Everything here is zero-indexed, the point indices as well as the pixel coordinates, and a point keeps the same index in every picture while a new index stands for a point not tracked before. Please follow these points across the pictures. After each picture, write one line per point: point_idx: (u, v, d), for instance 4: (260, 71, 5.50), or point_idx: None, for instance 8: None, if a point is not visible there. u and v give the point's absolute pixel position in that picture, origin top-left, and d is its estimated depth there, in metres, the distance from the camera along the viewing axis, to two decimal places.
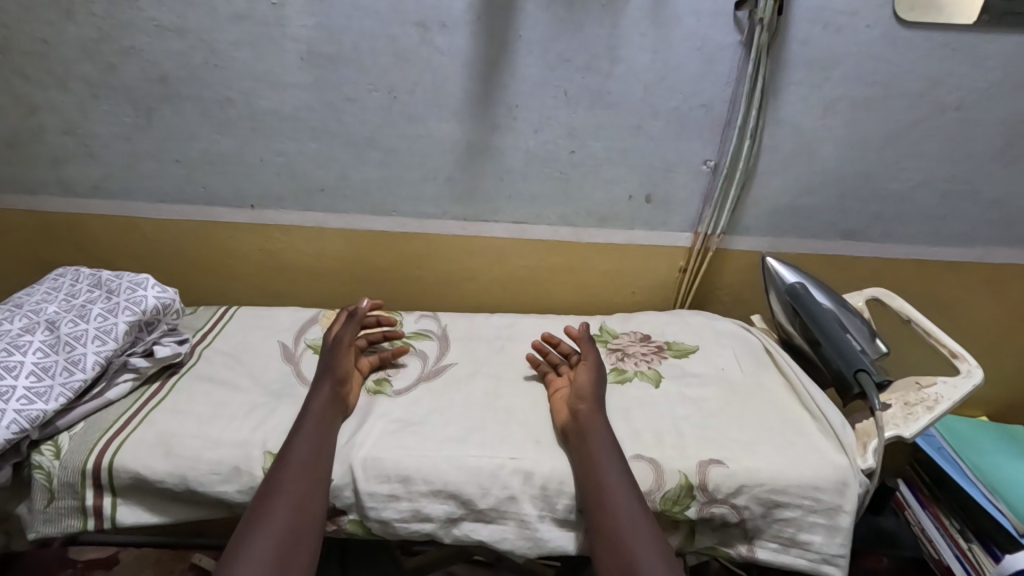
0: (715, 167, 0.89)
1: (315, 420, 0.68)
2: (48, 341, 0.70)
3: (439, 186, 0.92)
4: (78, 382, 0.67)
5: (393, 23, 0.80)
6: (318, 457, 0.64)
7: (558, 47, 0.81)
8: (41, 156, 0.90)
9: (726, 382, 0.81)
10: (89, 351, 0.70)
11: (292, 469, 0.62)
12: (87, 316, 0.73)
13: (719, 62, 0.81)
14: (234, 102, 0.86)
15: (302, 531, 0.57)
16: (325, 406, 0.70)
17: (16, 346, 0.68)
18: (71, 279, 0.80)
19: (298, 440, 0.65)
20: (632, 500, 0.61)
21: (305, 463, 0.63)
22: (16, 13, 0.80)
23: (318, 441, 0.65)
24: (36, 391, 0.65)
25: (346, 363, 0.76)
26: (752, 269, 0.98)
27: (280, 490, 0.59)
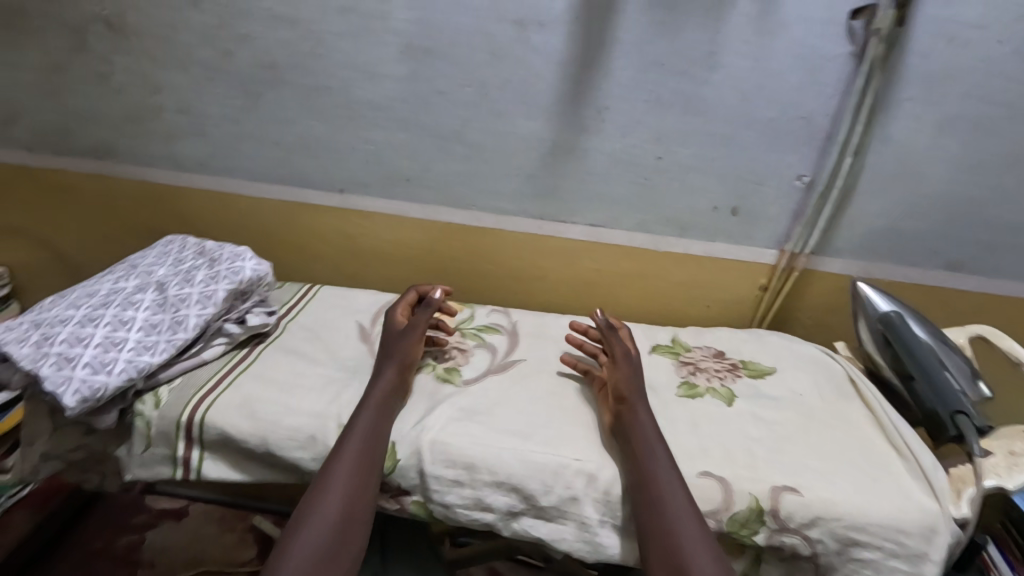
0: (810, 184, 0.85)
1: (373, 410, 0.68)
2: (157, 301, 0.76)
3: (519, 184, 0.93)
4: (180, 340, 0.73)
5: (491, 20, 0.82)
6: (372, 449, 0.64)
7: (655, 50, 0.79)
8: (157, 131, 0.98)
9: (804, 408, 0.77)
10: (192, 313, 0.75)
11: (346, 461, 0.63)
12: (192, 281, 0.79)
13: (826, 73, 0.77)
14: (332, 91, 0.90)
15: (350, 523, 0.59)
16: (384, 393, 0.71)
17: (131, 302, 0.75)
18: (179, 245, 0.87)
19: (354, 429, 0.65)
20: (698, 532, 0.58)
21: (359, 453, 0.64)
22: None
23: (371, 432, 0.66)
24: (144, 344, 0.71)
25: (411, 352, 0.77)
26: (840, 293, 0.93)
27: (331, 482, 0.61)
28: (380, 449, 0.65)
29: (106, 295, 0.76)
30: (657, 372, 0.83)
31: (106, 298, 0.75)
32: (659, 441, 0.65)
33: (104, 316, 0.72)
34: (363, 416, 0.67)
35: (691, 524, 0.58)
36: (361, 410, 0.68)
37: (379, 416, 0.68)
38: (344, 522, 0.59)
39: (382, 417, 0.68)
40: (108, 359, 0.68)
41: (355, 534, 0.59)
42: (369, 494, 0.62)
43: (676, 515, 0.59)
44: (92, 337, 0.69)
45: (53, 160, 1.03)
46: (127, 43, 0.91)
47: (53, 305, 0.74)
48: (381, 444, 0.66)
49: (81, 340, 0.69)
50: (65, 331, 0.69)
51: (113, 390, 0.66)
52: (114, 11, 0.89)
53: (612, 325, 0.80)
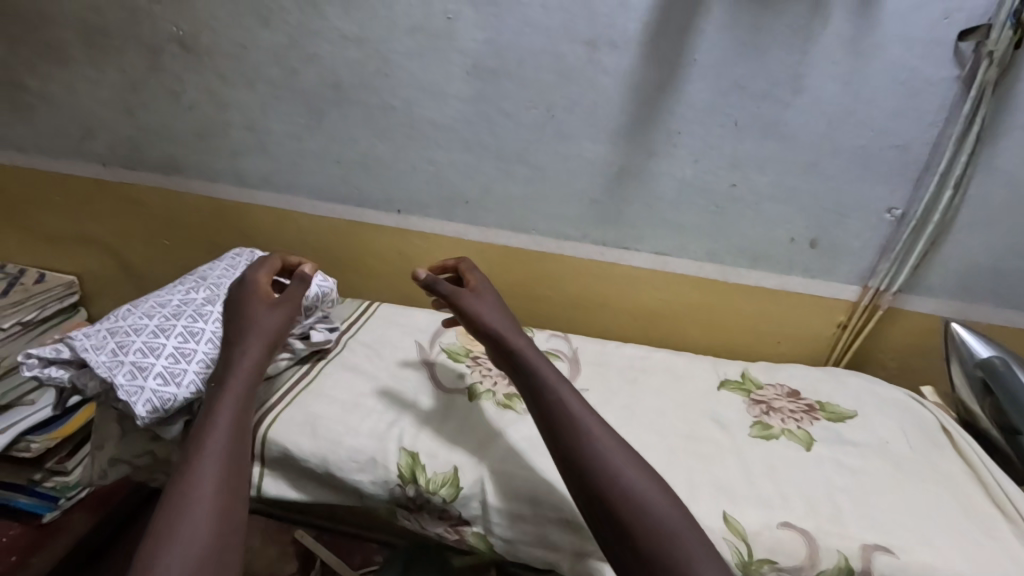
0: (901, 217, 0.80)
1: (234, 399, 0.59)
2: (225, 313, 0.76)
3: (583, 208, 0.91)
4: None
5: (562, 41, 0.80)
6: (238, 437, 0.56)
7: (734, 73, 0.76)
8: (225, 148, 1.00)
9: (892, 458, 0.71)
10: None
11: (213, 456, 0.53)
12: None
13: (924, 99, 0.73)
14: (397, 111, 0.90)
15: (235, 517, 0.51)
16: (241, 377, 0.61)
17: (199, 314, 0.75)
18: (246, 259, 0.88)
19: (218, 424, 0.56)
20: (650, 485, 0.54)
21: (225, 446, 0.55)
22: (223, 19, 0.89)
23: (236, 421, 0.58)
24: (212, 357, 0.71)
25: (282, 318, 0.67)
26: (927, 334, 0.87)
27: (202, 483, 0.51)
28: (246, 428, 0.58)
29: (177, 304, 0.77)
30: (727, 409, 0.79)
31: (177, 307, 0.76)
32: (568, 387, 0.61)
33: (174, 326, 0.73)
34: (223, 408, 0.58)
35: (642, 480, 0.54)
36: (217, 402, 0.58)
37: (238, 403, 0.59)
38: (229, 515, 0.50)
39: (245, 403, 0.60)
40: (177, 370, 0.69)
41: (237, 529, 0.50)
42: (245, 485, 0.54)
43: (619, 471, 0.54)
44: (163, 347, 0.70)
45: (125, 174, 1.06)
46: (200, 62, 0.93)
47: (127, 311, 0.75)
48: (245, 436, 0.58)
49: (153, 349, 0.70)
50: (138, 340, 0.71)
51: (181, 401, 0.67)
52: (189, 31, 0.91)
53: (455, 290, 0.71)
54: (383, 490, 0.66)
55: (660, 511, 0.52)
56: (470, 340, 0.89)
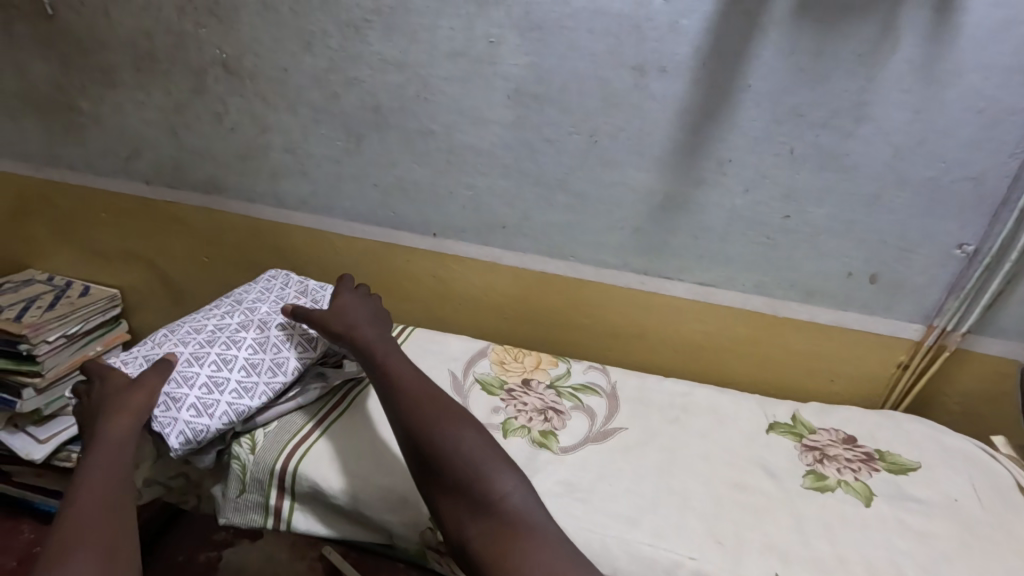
0: (972, 254, 0.74)
1: (102, 455, 0.60)
2: (258, 339, 0.76)
3: (625, 237, 0.87)
4: (277, 384, 0.72)
5: (608, 65, 0.77)
6: (116, 483, 0.58)
7: (792, 100, 0.72)
8: (264, 169, 1.00)
9: (963, 520, 0.66)
10: (292, 357, 0.75)
11: (89, 508, 0.55)
12: (293, 323, 0.79)
13: (1006, 129, 0.67)
14: (436, 135, 0.89)
15: (119, 545, 0.54)
16: (116, 442, 0.62)
17: (233, 341, 0.74)
18: (282, 282, 0.87)
19: (88, 483, 0.57)
20: (482, 445, 0.60)
21: (102, 497, 0.57)
22: (266, 43, 0.89)
23: (112, 474, 0.59)
24: (245, 387, 0.70)
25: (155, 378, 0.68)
26: (999, 378, 0.80)
27: (76, 535, 0.52)
28: (128, 477, 0.60)
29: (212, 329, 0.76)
30: (777, 457, 0.74)
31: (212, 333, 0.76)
32: (409, 370, 0.68)
33: (208, 353, 0.73)
34: (92, 473, 0.58)
35: (474, 441, 0.60)
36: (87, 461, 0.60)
37: (112, 455, 0.61)
38: (115, 546, 0.53)
39: (120, 453, 0.61)
40: (209, 402, 0.68)
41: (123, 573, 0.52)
42: (128, 532, 0.55)
43: (454, 440, 0.59)
44: (197, 376, 0.70)
45: (168, 193, 1.08)
46: (243, 85, 0.94)
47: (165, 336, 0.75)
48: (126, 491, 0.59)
49: (187, 378, 0.70)
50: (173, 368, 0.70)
51: (213, 432, 0.67)
52: (232, 54, 0.92)
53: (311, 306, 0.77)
54: (414, 533, 0.64)
55: (491, 464, 0.59)
56: (504, 370, 0.86)
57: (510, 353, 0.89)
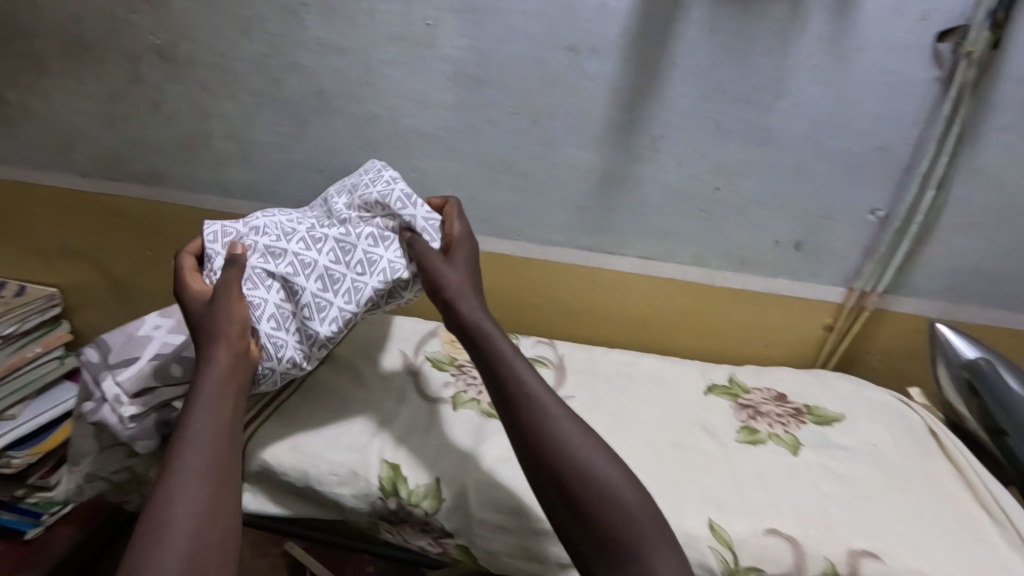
0: (884, 218, 0.80)
1: (205, 406, 0.56)
2: (344, 246, 0.68)
3: (568, 214, 0.90)
4: (350, 312, 0.66)
5: (543, 46, 0.79)
6: (222, 441, 0.54)
7: (716, 77, 0.76)
8: (207, 158, 0.99)
9: (882, 463, 0.71)
10: (371, 283, 0.67)
11: (189, 473, 0.51)
12: (385, 241, 0.69)
13: (907, 99, 0.72)
14: (379, 119, 0.89)
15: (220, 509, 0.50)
16: (220, 380, 0.58)
17: (313, 241, 0.68)
18: (371, 172, 0.73)
19: (190, 441, 0.53)
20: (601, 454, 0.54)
21: (203, 463, 0.52)
22: (202, 29, 0.88)
23: (217, 433, 0.55)
24: (318, 304, 0.65)
25: (238, 286, 0.63)
26: (915, 335, 0.87)
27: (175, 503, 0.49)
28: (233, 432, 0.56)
29: (304, 219, 0.70)
30: (715, 417, 0.78)
31: (302, 225, 0.70)
32: (528, 367, 0.59)
33: (286, 251, 0.67)
34: (197, 429, 0.54)
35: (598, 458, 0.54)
36: (193, 410, 0.56)
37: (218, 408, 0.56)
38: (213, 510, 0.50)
39: (223, 409, 0.57)
40: (280, 308, 0.66)
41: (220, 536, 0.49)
42: (229, 495, 0.52)
43: (570, 448, 0.54)
44: (273, 281, 0.66)
45: (107, 186, 1.05)
46: (180, 72, 0.92)
47: (251, 217, 0.72)
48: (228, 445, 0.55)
49: (261, 277, 0.66)
50: (250, 262, 0.66)
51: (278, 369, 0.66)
52: (167, 40, 0.90)
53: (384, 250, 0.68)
54: (364, 504, 0.65)
55: (609, 480, 0.52)
56: (455, 348, 0.88)
57: None
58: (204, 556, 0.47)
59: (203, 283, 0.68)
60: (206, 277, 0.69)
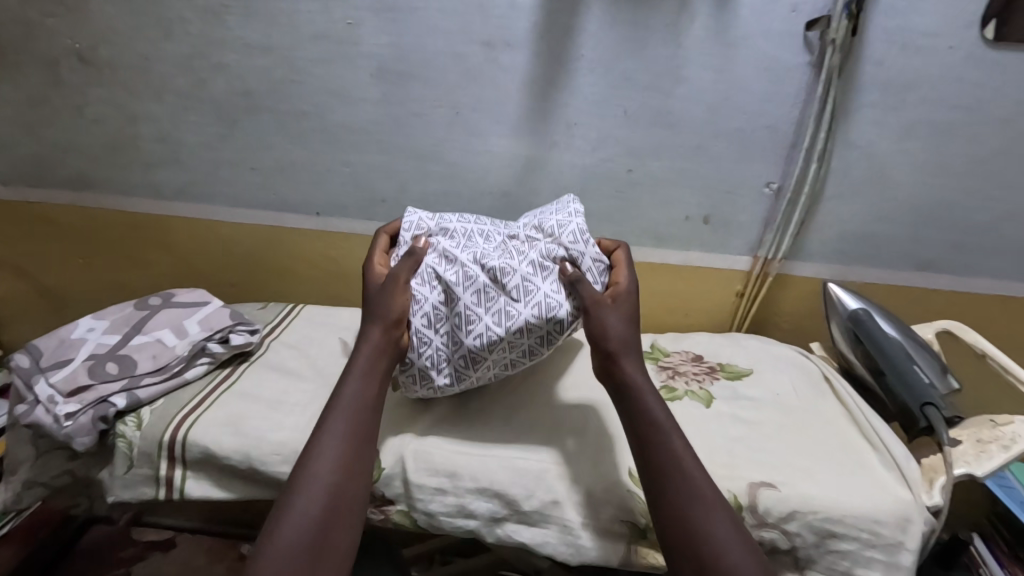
0: (778, 191, 0.89)
1: (358, 379, 0.63)
2: (506, 267, 0.66)
3: (497, 201, 0.95)
4: (497, 332, 0.65)
5: (461, 42, 0.84)
6: (355, 444, 0.60)
7: (620, 66, 0.83)
8: (135, 161, 0.99)
9: (783, 408, 0.79)
10: (524, 313, 0.65)
11: (332, 435, 0.59)
12: (543, 272, 0.67)
13: (787, 82, 0.81)
14: (308, 115, 0.92)
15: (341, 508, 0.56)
16: (366, 362, 0.65)
17: (508, 266, 0.66)
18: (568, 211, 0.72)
19: (339, 405, 0.62)
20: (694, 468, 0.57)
21: (345, 426, 0.60)
22: (123, 32, 0.89)
23: (359, 403, 0.62)
24: (459, 320, 0.65)
25: (406, 276, 0.68)
26: (814, 296, 0.96)
27: (317, 458, 0.58)
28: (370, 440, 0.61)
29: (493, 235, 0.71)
30: None
31: (482, 240, 0.71)
32: (657, 401, 0.62)
33: (457, 258, 0.67)
34: (346, 395, 0.62)
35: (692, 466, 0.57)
36: (348, 376, 0.64)
37: (367, 378, 0.64)
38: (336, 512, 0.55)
39: (368, 382, 0.63)
40: (429, 308, 0.67)
41: (339, 534, 0.55)
42: (352, 497, 0.57)
43: (671, 446, 0.59)
44: (438, 283, 0.67)
45: (32, 193, 1.03)
46: (102, 75, 0.92)
47: (445, 217, 0.74)
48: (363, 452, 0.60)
49: (427, 279, 0.67)
50: (427, 257, 0.69)
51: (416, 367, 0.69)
52: (87, 44, 0.90)
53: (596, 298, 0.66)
54: None
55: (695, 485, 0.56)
56: None
57: None
58: (327, 543, 0.54)
59: (385, 261, 0.74)
60: (389, 259, 0.74)
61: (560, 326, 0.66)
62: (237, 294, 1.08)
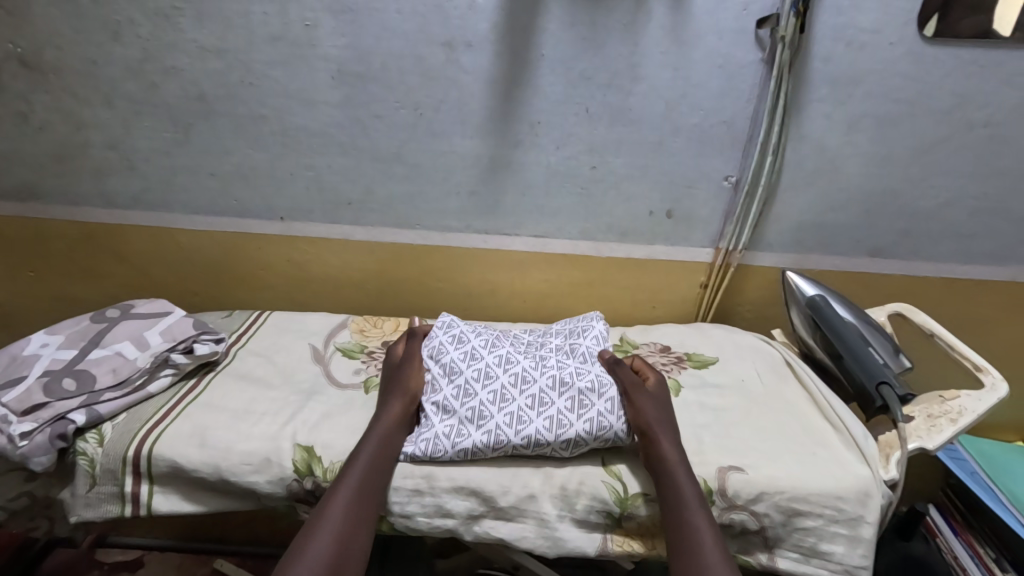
0: (736, 183, 0.91)
1: (376, 442, 0.65)
2: (525, 381, 0.70)
3: (463, 200, 0.95)
4: (503, 433, 0.65)
5: (421, 43, 0.84)
6: (370, 499, 0.61)
7: (580, 65, 0.84)
8: (86, 169, 0.95)
9: (748, 393, 0.81)
10: (535, 423, 0.66)
11: (345, 493, 0.60)
12: (561, 389, 0.70)
13: (741, 79, 0.84)
14: (268, 119, 0.90)
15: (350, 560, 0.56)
16: (389, 425, 0.67)
17: (526, 378, 0.70)
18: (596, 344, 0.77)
19: (356, 463, 0.63)
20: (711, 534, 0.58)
21: (358, 486, 0.61)
22: (67, 35, 0.86)
23: (374, 464, 0.63)
24: (473, 412, 0.67)
25: (420, 351, 0.77)
26: (773, 285, 1.00)
27: (328, 514, 0.58)
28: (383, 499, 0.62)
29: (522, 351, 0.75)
30: None
31: (513, 352, 0.74)
32: (688, 478, 0.62)
33: (483, 357, 0.72)
34: (363, 456, 0.63)
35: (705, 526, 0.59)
36: (366, 438, 0.66)
37: (383, 442, 0.65)
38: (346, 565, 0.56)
39: (384, 447, 0.65)
40: (442, 398, 0.69)
41: None
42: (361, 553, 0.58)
43: (685, 507, 0.60)
44: (456, 375, 0.71)
45: None
46: (47, 81, 0.89)
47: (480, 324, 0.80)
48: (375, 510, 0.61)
49: (448, 372, 0.71)
50: (451, 352, 0.74)
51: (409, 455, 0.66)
52: (29, 48, 0.87)
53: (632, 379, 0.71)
54: (280, 488, 0.67)
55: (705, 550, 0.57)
56: (364, 337, 0.91)
57: (370, 322, 0.94)
58: None
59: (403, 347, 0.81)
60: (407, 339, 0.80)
61: (563, 447, 0.66)
62: (200, 303, 1.06)
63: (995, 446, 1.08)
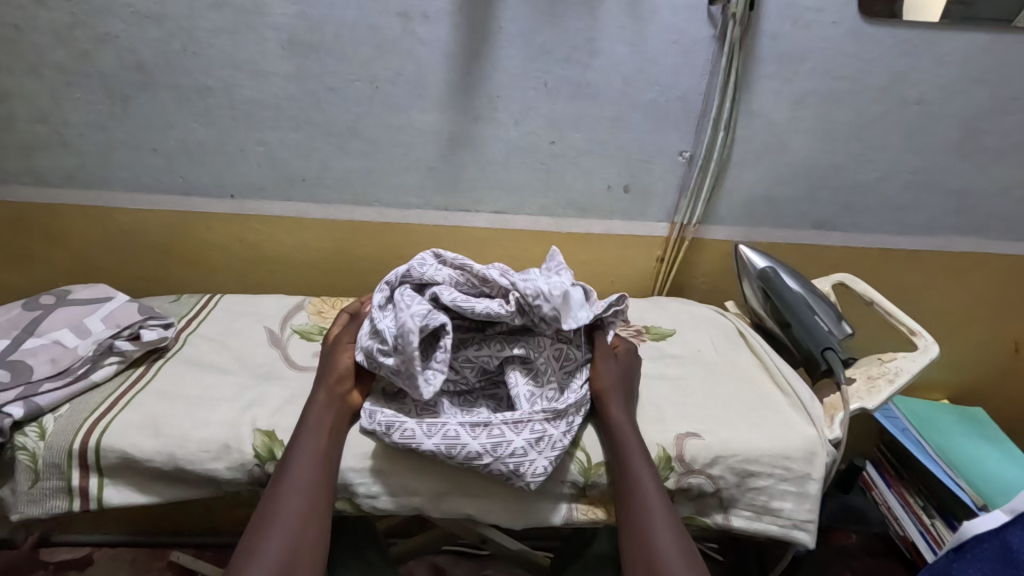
0: (690, 158, 0.93)
1: (313, 432, 0.63)
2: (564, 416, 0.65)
3: (421, 176, 0.93)
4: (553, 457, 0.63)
5: (375, 12, 0.81)
6: (310, 489, 0.59)
7: (540, 39, 0.84)
8: (11, 144, 0.88)
9: (703, 363, 0.84)
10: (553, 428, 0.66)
11: (291, 489, 0.58)
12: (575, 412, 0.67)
13: (696, 55, 0.86)
14: (213, 91, 0.85)
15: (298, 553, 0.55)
16: (321, 416, 0.65)
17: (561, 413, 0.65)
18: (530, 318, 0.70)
19: (295, 459, 0.61)
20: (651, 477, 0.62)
21: (304, 480, 0.59)
22: None
23: (315, 455, 0.61)
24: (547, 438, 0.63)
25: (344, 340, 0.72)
26: (725, 257, 1.03)
27: (276, 509, 0.57)
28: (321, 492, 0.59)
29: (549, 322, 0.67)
30: None
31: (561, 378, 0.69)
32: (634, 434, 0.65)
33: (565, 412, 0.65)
34: (302, 447, 0.62)
35: (654, 497, 0.60)
36: (301, 429, 0.64)
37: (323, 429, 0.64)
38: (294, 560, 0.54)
39: (323, 438, 0.63)
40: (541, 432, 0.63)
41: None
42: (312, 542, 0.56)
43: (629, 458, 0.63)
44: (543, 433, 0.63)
45: None
46: None
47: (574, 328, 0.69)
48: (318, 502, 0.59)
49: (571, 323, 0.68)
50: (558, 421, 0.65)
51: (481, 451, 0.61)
52: None
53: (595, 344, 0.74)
54: (240, 474, 0.65)
55: (653, 511, 0.59)
56: (322, 318, 0.89)
57: (328, 303, 0.92)
58: None
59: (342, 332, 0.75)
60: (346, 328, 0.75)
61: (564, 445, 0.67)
62: (145, 287, 1.00)
63: (928, 405, 1.16)
